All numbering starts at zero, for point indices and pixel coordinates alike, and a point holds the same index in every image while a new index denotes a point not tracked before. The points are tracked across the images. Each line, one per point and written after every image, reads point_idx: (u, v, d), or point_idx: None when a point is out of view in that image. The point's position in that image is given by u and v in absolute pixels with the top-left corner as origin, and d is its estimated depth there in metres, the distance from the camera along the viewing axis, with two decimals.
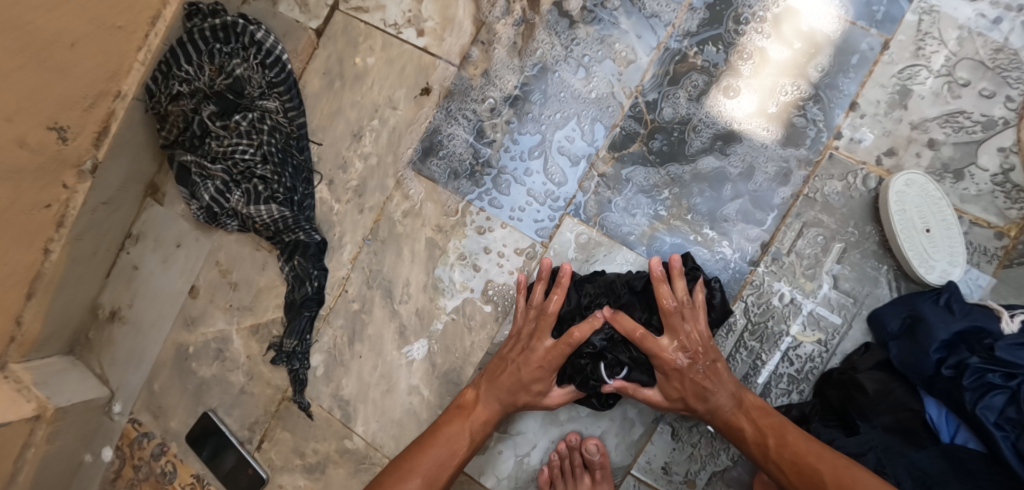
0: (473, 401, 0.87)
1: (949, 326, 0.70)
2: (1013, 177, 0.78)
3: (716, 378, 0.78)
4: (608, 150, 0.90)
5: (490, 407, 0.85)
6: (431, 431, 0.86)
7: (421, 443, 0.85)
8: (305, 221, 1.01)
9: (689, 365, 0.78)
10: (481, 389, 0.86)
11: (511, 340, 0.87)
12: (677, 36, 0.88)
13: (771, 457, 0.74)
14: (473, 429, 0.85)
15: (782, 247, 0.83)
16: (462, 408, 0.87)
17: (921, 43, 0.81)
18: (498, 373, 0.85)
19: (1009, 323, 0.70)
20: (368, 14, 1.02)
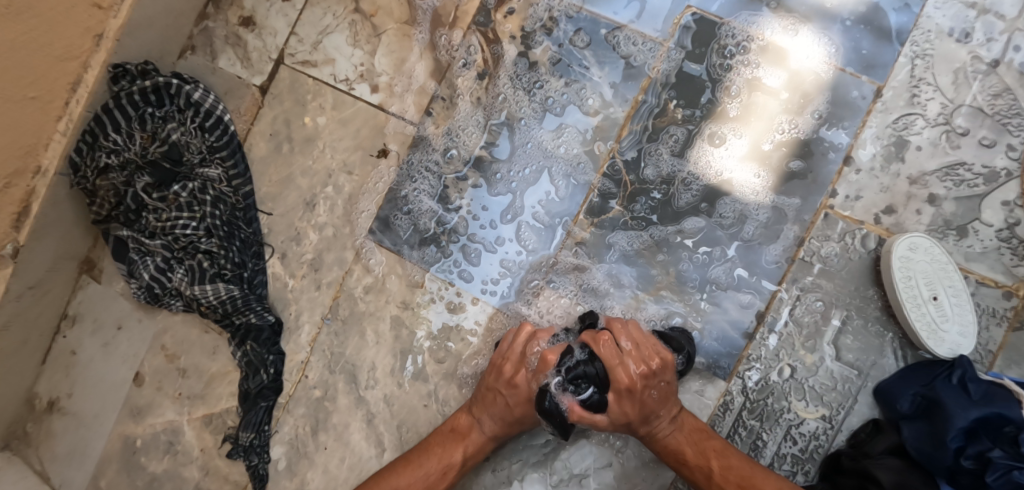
0: (468, 427, 0.77)
1: (967, 412, 0.64)
2: (1020, 232, 0.73)
3: (665, 402, 0.71)
4: (586, 215, 0.81)
5: (484, 437, 0.77)
6: (423, 447, 0.77)
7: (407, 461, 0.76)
8: (256, 301, 0.92)
9: (647, 387, 0.69)
10: (477, 415, 0.77)
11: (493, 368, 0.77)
12: (655, 88, 0.80)
13: (715, 483, 0.68)
14: (462, 455, 0.76)
15: (779, 316, 0.75)
16: (455, 432, 0.77)
17: (916, 90, 0.75)
18: (491, 395, 0.76)
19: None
20: (316, 69, 0.94)
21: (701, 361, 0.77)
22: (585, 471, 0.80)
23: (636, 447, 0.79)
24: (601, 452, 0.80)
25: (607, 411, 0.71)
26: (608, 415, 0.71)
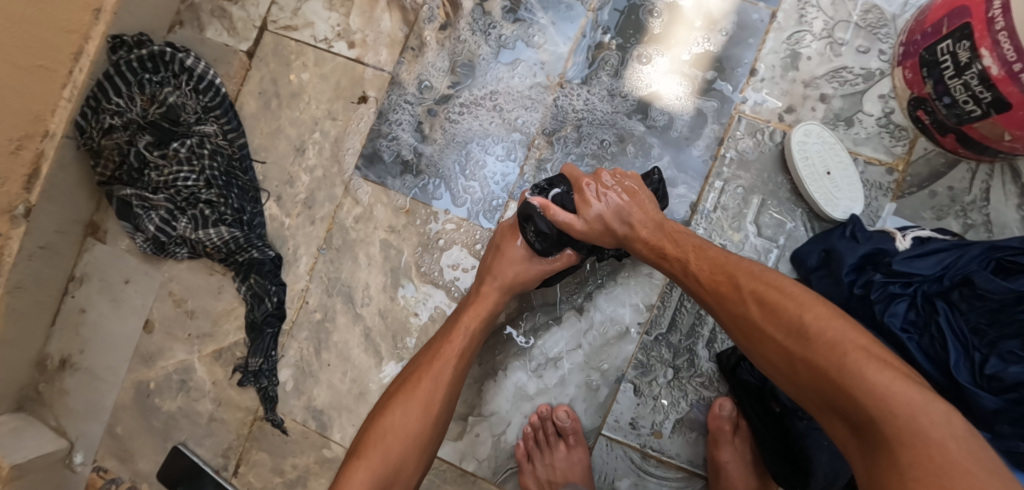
0: (471, 300, 0.87)
1: (855, 251, 0.77)
2: (895, 119, 0.89)
3: (638, 203, 0.80)
4: (543, 137, 0.95)
5: (488, 300, 0.86)
6: (437, 335, 0.86)
7: (425, 350, 0.84)
8: (257, 239, 1.02)
9: (612, 184, 0.82)
10: (479, 284, 0.88)
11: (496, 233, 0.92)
12: (592, 26, 0.95)
13: (693, 274, 0.74)
14: (472, 321, 0.85)
15: (709, 205, 0.90)
16: (462, 309, 0.87)
17: (803, 12, 0.91)
18: (489, 264, 0.88)
19: (903, 241, 0.77)
20: (297, 32, 1.05)
21: None
22: (559, 355, 0.93)
23: (600, 328, 0.92)
24: (571, 336, 0.93)
25: (578, 213, 0.82)
26: (579, 216, 0.82)
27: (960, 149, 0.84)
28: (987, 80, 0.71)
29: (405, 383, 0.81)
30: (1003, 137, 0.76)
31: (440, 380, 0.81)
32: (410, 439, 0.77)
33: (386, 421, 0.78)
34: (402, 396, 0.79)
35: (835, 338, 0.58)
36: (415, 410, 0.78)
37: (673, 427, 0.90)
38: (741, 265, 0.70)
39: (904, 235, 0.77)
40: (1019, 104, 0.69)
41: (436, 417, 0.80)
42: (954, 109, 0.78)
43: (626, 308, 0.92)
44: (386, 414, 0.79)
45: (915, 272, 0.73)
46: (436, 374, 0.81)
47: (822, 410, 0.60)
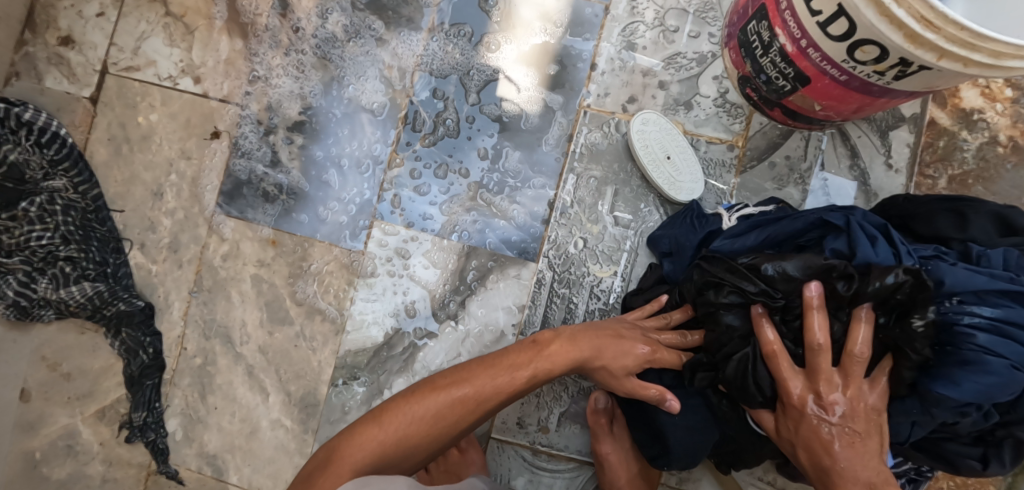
0: (550, 338, 0.79)
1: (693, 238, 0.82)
2: (730, 98, 0.93)
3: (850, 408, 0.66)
4: (399, 152, 0.95)
5: (566, 354, 0.77)
6: (499, 355, 0.78)
7: (483, 361, 0.77)
8: (123, 290, 0.99)
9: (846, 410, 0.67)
10: (566, 336, 0.78)
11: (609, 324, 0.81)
12: (435, 36, 0.96)
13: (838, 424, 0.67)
14: (541, 365, 0.76)
15: (565, 201, 0.92)
16: (536, 344, 0.78)
17: (634, 3, 0.94)
18: (601, 334, 0.79)
19: (728, 220, 0.81)
20: (139, 72, 1.02)
21: (513, 250, 0.93)
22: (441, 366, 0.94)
23: (476, 335, 0.93)
24: (449, 347, 0.94)
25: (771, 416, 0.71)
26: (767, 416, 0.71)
27: (789, 121, 0.88)
28: (786, 56, 0.75)
29: (442, 384, 0.74)
30: (815, 107, 0.80)
31: (478, 408, 0.73)
32: (418, 441, 0.71)
33: (404, 412, 0.71)
34: (437, 395, 0.72)
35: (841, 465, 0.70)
36: (443, 418, 0.71)
37: (559, 421, 0.92)
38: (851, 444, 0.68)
39: (729, 214, 0.82)
40: (815, 76, 0.74)
41: (446, 438, 0.72)
42: (771, 85, 0.83)
43: (499, 312, 0.93)
44: (415, 403, 0.72)
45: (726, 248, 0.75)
46: (472, 402, 0.73)
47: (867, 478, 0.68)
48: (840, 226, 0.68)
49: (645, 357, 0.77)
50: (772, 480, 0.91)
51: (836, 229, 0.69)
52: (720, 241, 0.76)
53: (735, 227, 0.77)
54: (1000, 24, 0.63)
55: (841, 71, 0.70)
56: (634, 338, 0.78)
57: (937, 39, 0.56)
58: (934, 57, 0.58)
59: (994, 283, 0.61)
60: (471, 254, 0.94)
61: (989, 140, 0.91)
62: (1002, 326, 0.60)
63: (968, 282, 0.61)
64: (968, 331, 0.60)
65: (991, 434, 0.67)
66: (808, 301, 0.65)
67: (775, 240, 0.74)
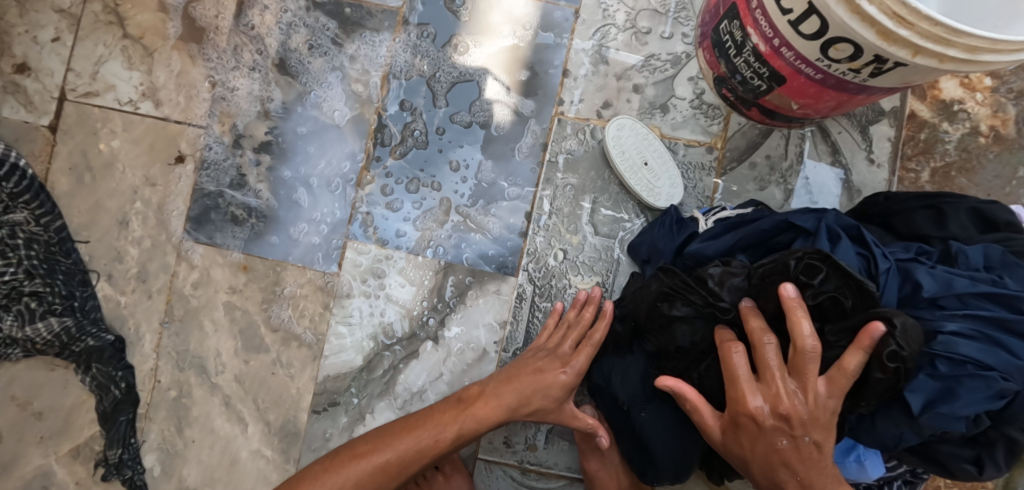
0: (476, 395, 0.80)
1: (672, 241, 0.80)
2: (706, 99, 0.91)
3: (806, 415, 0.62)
4: (370, 170, 0.92)
5: (487, 408, 0.79)
6: (422, 416, 0.79)
7: (405, 424, 0.79)
8: (91, 325, 0.96)
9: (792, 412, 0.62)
10: (492, 385, 0.80)
11: (532, 353, 0.83)
12: (402, 49, 0.93)
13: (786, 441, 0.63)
14: (462, 425, 0.78)
15: (542, 212, 0.90)
16: (462, 401, 0.80)
17: (604, 6, 0.92)
18: (521, 372, 0.80)
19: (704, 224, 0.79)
20: (99, 98, 0.99)
21: (492, 265, 0.90)
22: (423, 387, 0.91)
23: (458, 354, 0.91)
24: (431, 367, 0.91)
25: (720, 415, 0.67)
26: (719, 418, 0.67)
27: (767, 120, 0.86)
28: (759, 56, 0.73)
29: (369, 448, 0.76)
30: (792, 106, 0.78)
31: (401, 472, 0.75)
32: None
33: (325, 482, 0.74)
34: (358, 463, 0.75)
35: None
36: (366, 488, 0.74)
37: (547, 438, 0.90)
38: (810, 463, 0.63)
39: (705, 219, 0.81)
40: (789, 75, 0.72)
41: None
42: (746, 85, 0.80)
43: (479, 329, 0.90)
44: (335, 473, 0.74)
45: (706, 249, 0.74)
46: (391, 466, 0.75)
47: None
48: (810, 228, 0.68)
49: (568, 383, 0.79)
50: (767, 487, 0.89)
51: (806, 231, 0.68)
52: (697, 243, 0.75)
53: (712, 229, 0.75)
54: (978, 13, 0.62)
55: (816, 70, 0.68)
56: (551, 368, 0.80)
57: (910, 35, 0.54)
58: (908, 54, 0.56)
59: (976, 287, 0.61)
60: (448, 271, 0.91)
61: (971, 131, 0.89)
62: (986, 331, 0.60)
63: (948, 286, 0.62)
64: (951, 337, 0.59)
65: (984, 434, 0.65)
66: (743, 308, 0.67)
67: (748, 245, 0.72)
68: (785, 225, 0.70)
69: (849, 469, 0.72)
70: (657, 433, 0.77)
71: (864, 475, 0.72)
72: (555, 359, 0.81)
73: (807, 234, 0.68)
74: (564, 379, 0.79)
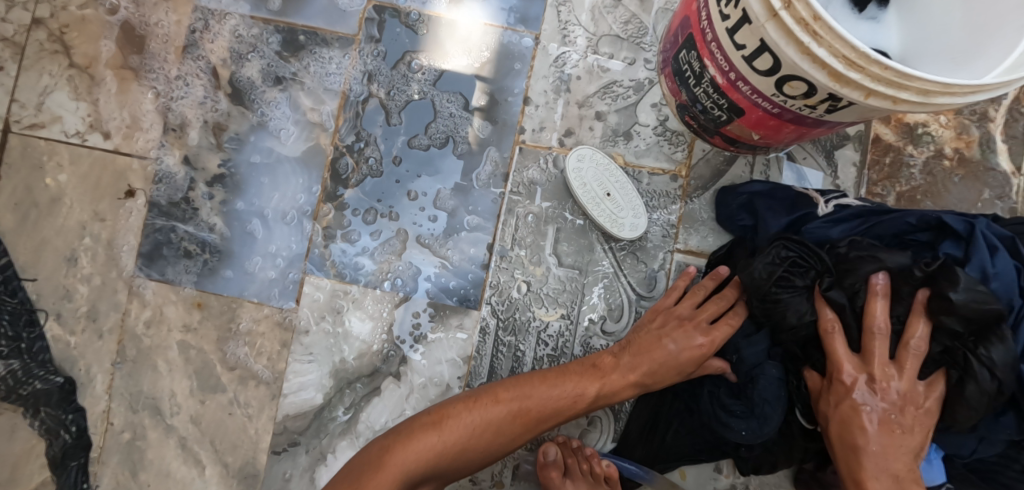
0: (612, 364, 0.79)
1: (779, 220, 0.76)
2: (670, 125, 0.89)
3: (904, 397, 0.65)
4: (326, 202, 0.89)
5: (621, 379, 0.78)
6: (561, 373, 0.79)
7: (540, 376, 0.79)
8: (38, 367, 0.92)
9: (885, 389, 0.66)
10: (625, 357, 0.79)
11: (655, 314, 0.82)
12: (359, 78, 0.91)
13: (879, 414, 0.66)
14: (598, 389, 0.77)
15: (505, 244, 0.88)
16: (596, 367, 0.79)
17: (565, 32, 0.90)
18: (653, 340, 0.79)
19: (824, 207, 0.74)
20: (45, 129, 0.95)
21: (454, 298, 0.88)
22: (385, 425, 0.89)
23: (421, 390, 0.88)
24: (394, 404, 0.88)
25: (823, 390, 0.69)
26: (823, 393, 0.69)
27: (730, 147, 0.85)
28: (718, 88, 0.72)
29: (508, 393, 0.77)
30: (753, 136, 0.77)
31: (538, 425, 0.76)
32: (480, 451, 0.75)
33: (466, 421, 0.75)
34: (499, 408, 0.75)
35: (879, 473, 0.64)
36: (503, 433, 0.75)
37: (514, 476, 0.87)
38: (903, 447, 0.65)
39: (826, 204, 0.74)
40: (748, 108, 0.71)
41: (504, 449, 0.76)
42: (707, 114, 0.79)
43: (443, 365, 0.88)
44: (471, 409, 0.75)
45: (827, 233, 0.71)
46: (528, 412, 0.75)
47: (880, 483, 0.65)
48: (962, 231, 0.65)
49: (700, 345, 0.76)
50: (728, 472, 0.88)
51: (955, 234, 0.66)
52: (819, 223, 0.72)
53: (835, 211, 0.73)
54: (938, 52, 0.62)
55: (773, 104, 0.67)
56: (683, 336, 0.77)
57: (860, 78, 0.53)
58: (860, 95, 0.55)
59: None
60: (409, 305, 0.88)
61: (935, 154, 0.88)
62: None
63: None
64: None
65: None
66: (873, 288, 0.66)
67: (878, 235, 0.70)
68: (933, 224, 0.67)
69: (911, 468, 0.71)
70: (772, 390, 0.72)
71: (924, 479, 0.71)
72: (688, 327, 0.78)
73: (961, 238, 0.65)
74: (698, 345, 0.76)
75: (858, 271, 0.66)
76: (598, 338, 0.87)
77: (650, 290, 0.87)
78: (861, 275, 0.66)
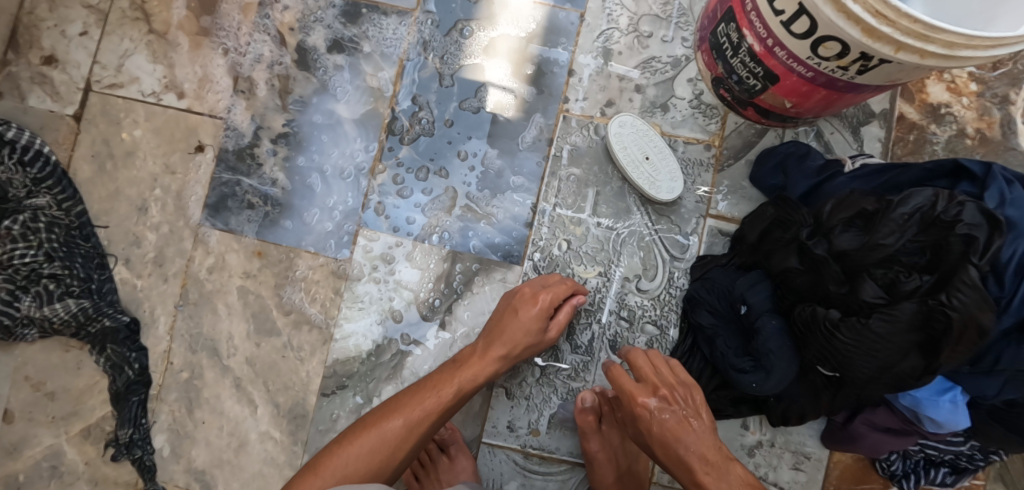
0: (468, 354, 0.85)
1: (806, 179, 0.83)
2: (705, 99, 0.95)
3: (686, 398, 0.79)
4: (382, 160, 0.96)
5: (487, 362, 0.83)
6: (424, 381, 0.84)
7: (414, 389, 0.83)
8: (107, 306, 0.99)
9: (671, 397, 0.78)
10: (482, 345, 0.85)
11: (505, 302, 0.88)
12: (416, 48, 0.98)
13: (683, 422, 0.77)
14: (463, 381, 0.82)
15: (548, 204, 0.94)
16: (457, 362, 0.85)
17: (608, 11, 0.97)
18: (501, 322, 0.85)
19: (850, 165, 0.81)
20: (123, 89, 1.03)
21: (499, 253, 0.94)
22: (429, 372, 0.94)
23: (464, 339, 0.94)
24: (438, 351, 0.94)
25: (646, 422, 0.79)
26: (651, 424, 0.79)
27: (762, 120, 0.90)
28: (755, 56, 0.78)
29: (377, 419, 0.80)
30: (785, 105, 0.83)
31: (412, 433, 0.79)
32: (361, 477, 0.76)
33: (341, 456, 0.77)
34: (368, 432, 0.79)
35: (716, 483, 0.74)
36: (377, 453, 0.77)
37: (549, 424, 0.93)
38: (713, 445, 0.77)
39: (851, 162, 0.82)
40: (782, 74, 0.77)
41: (394, 465, 0.79)
42: (742, 85, 0.85)
43: (485, 315, 0.94)
44: (348, 446, 0.78)
45: (852, 184, 0.78)
46: (416, 418, 0.80)
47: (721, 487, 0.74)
48: (978, 172, 0.70)
49: (541, 313, 0.85)
50: (755, 429, 0.93)
51: (971, 177, 0.71)
52: (845, 178, 0.79)
53: (861, 167, 0.79)
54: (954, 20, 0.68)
55: (807, 68, 0.73)
56: (525, 306, 0.85)
57: (891, 32, 0.60)
58: (891, 50, 0.62)
59: None
60: (455, 259, 0.94)
61: (958, 133, 0.92)
62: None
63: None
64: None
65: None
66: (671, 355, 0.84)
67: (898, 185, 0.75)
68: (948, 168, 0.72)
69: (939, 411, 0.73)
70: (776, 342, 0.78)
71: (954, 421, 0.73)
72: (527, 296, 0.86)
73: (977, 177, 0.70)
74: (538, 313, 0.85)
75: (837, 217, 0.72)
76: (633, 295, 0.93)
77: (683, 252, 0.93)
78: (841, 221, 0.71)
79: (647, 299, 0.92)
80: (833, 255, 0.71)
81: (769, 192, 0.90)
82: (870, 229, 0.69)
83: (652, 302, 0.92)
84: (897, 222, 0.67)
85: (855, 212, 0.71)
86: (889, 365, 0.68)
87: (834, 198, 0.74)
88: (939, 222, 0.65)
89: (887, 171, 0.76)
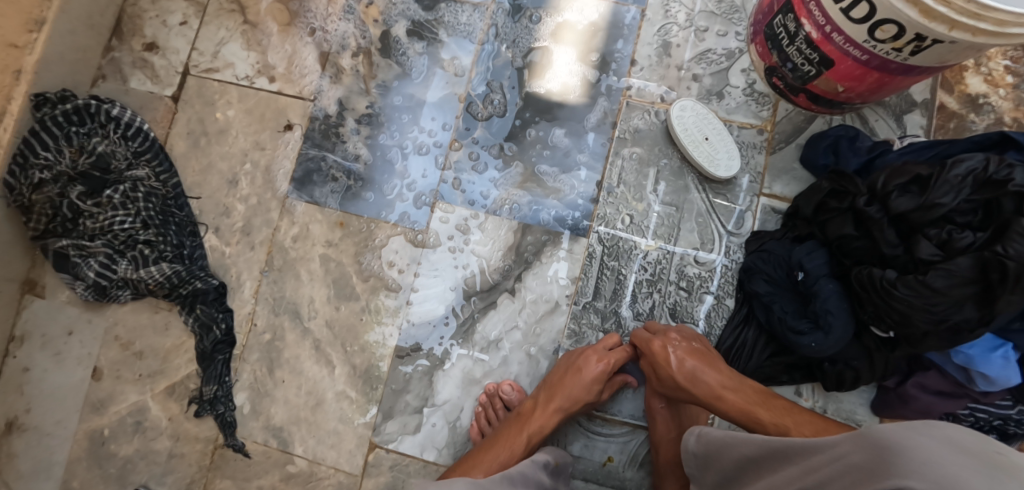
0: (531, 408, 0.91)
1: (858, 157, 0.91)
2: (758, 88, 1.03)
3: (688, 337, 0.91)
4: (458, 139, 1.05)
5: (550, 417, 0.90)
6: (494, 438, 0.90)
7: (486, 446, 0.89)
8: (198, 270, 1.05)
9: (678, 343, 0.88)
10: (545, 399, 0.91)
11: (560, 370, 0.93)
12: (490, 39, 1.07)
13: (698, 363, 0.86)
14: (532, 433, 0.89)
15: (612, 181, 1.02)
16: (521, 416, 0.91)
17: (668, 7, 1.06)
18: (563, 379, 0.91)
19: (899, 144, 0.90)
20: (218, 73, 1.12)
21: (565, 226, 1.01)
22: (499, 337, 1.01)
23: (532, 305, 1.00)
24: (507, 317, 1.01)
25: (665, 369, 0.87)
26: (669, 367, 0.86)
27: (812, 106, 0.98)
28: (811, 43, 0.86)
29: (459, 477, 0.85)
30: (837, 89, 0.90)
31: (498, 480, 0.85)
32: None
33: None
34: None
35: (736, 400, 0.82)
36: None
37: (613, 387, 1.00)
38: (727, 375, 0.85)
39: (899, 141, 0.90)
40: (838, 59, 0.84)
41: None
42: (796, 72, 0.93)
43: (553, 284, 1.00)
44: None
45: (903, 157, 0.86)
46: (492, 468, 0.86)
47: (747, 405, 0.82)
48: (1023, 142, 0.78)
49: (603, 373, 0.91)
50: (808, 397, 0.97)
51: (1016, 146, 0.79)
52: (896, 153, 0.87)
53: (912, 144, 0.87)
54: None
55: (863, 51, 0.80)
56: (587, 364, 0.91)
57: (947, 12, 0.68)
58: (946, 29, 0.70)
59: None
60: (526, 231, 1.02)
61: (995, 122, 1.00)
62: None
63: None
64: None
65: None
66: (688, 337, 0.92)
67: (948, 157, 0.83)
68: (995, 140, 0.80)
69: (991, 366, 0.81)
70: (834, 302, 0.84)
71: (1005, 377, 0.81)
72: (590, 356, 0.92)
73: (1023, 146, 0.78)
74: (601, 371, 0.91)
75: (891, 183, 0.79)
76: (692, 267, 0.99)
77: (738, 227, 0.99)
78: (896, 186, 0.79)
79: (704, 270, 0.99)
80: (890, 216, 0.79)
81: (820, 171, 0.96)
82: (926, 191, 0.77)
83: (709, 273, 0.99)
84: (952, 183, 0.75)
85: (909, 179, 0.78)
86: (947, 316, 0.75)
87: (886, 169, 0.82)
88: (992, 181, 0.74)
89: (936, 145, 0.84)
